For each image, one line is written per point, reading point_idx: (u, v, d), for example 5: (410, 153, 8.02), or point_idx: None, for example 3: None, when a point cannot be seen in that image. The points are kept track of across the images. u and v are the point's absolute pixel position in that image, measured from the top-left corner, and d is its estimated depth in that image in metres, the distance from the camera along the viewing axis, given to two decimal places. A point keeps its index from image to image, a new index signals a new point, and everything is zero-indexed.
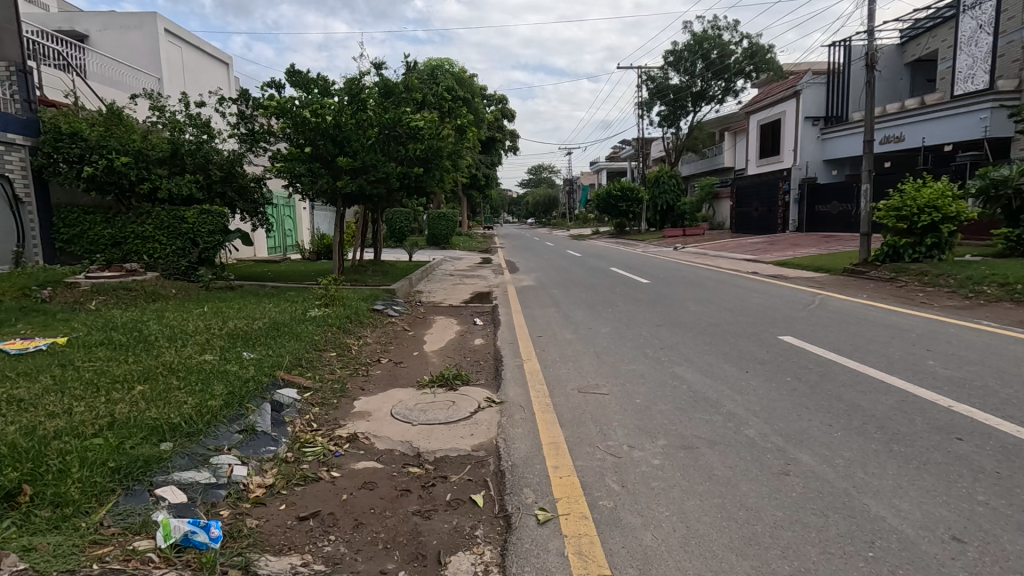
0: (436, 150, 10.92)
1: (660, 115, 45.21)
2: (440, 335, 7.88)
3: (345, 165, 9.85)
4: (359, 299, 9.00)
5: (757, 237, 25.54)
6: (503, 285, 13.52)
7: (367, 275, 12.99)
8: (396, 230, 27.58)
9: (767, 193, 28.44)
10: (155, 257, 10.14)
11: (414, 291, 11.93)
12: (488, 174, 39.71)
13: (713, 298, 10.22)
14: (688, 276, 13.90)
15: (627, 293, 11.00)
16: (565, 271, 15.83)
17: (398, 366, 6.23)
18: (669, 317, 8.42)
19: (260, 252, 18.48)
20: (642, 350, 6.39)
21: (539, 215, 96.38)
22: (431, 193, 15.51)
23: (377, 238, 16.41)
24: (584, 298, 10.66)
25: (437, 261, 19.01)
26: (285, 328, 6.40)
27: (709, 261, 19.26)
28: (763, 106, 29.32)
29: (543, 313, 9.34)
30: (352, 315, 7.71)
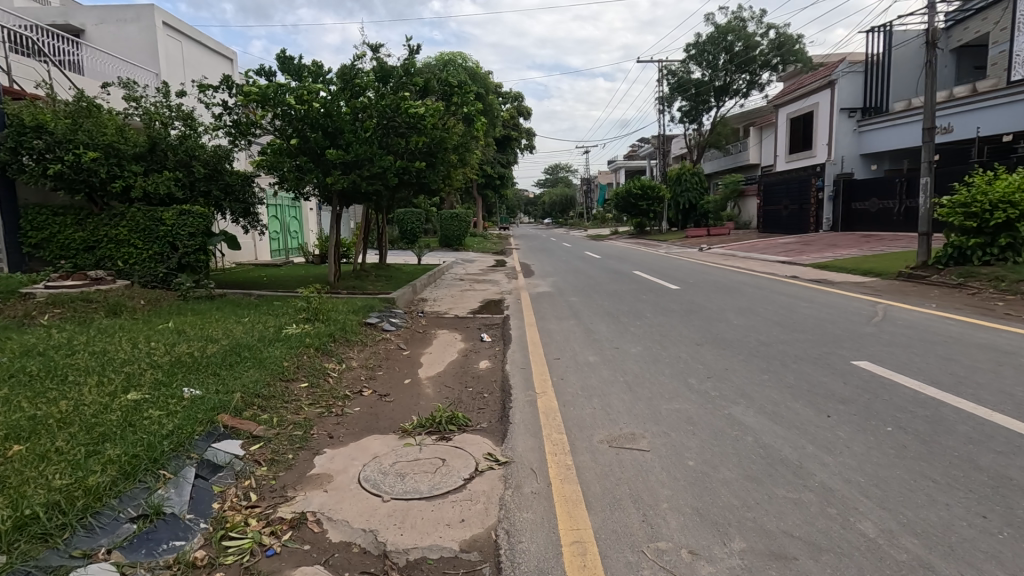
0: (440, 142, 9.75)
1: (681, 111, 43.62)
2: (440, 355, 6.72)
3: (334, 158, 8.70)
4: (350, 311, 7.86)
5: (789, 237, 23.99)
6: (517, 292, 12.31)
7: (367, 283, 11.87)
8: (408, 231, 26.62)
9: (798, 190, 26.81)
10: (130, 263, 9.19)
11: (418, 299, 10.74)
12: (503, 172, 38.54)
13: (757, 307, 8.90)
14: (721, 281, 12.57)
15: (655, 302, 9.71)
16: (585, 275, 14.57)
17: (382, 401, 5.07)
18: (708, 333, 7.16)
19: (263, 256, 17.81)
20: (683, 381, 5.15)
21: (555, 215, 94.89)
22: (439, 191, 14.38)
23: (383, 240, 15.35)
24: (606, 308, 9.42)
25: (447, 264, 17.88)
26: (248, 351, 5.32)
27: (740, 263, 17.82)
28: (794, 98, 27.71)
29: (560, 326, 8.12)
30: (336, 332, 6.57)
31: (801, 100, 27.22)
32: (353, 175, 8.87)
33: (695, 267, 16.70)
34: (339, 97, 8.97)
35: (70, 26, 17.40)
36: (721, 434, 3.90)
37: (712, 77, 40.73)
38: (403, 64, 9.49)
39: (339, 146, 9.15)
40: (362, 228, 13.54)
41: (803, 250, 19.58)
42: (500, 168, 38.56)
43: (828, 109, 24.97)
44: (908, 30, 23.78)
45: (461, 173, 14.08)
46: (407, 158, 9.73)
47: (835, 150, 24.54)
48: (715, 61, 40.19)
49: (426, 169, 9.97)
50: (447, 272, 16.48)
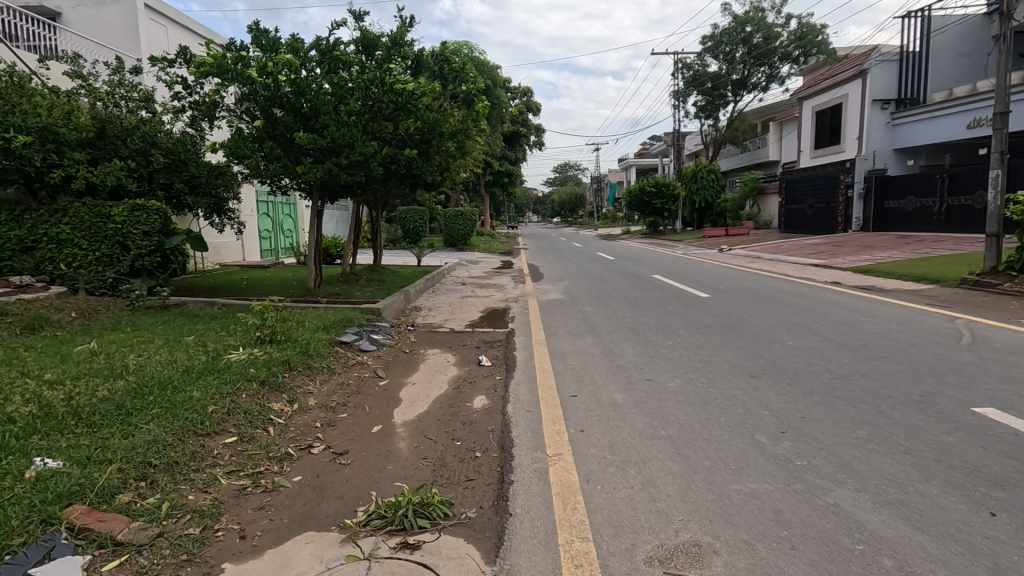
0: (435, 125, 8.34)
1: (696, 106, 42.04)
2: (426, 387, 5.31)
3: (303, 141, 7.26)
4: (320, 329, 6.45)
5: (815, 238, 22.43)
6: (524, 299, 10.92)
7: (356, 290, 10.48)
8: (410, 231, 25.39)
9: (825, 188, 25.21)
10: (74, 266, 7.88)
11: (411, 310, 9.31)
12: (510, 169, 37.14)
13: (810, 323, 7.46)
14: (755, 288, 11.12)
15: (685, 315, 8.28)
16: (600, 279, 13.18)
17: (335, 463, 3.70)
18: (761, 359, 5.74)
19: (250, 256, 16.57)
20: (750, 440, 3.74)
21: (565, 214, 93.35)
22: (438, 186, 13.02)
23: (378, 240, 14.00)
24: (627, 322, 8.00)
25: (449, 266, 16.51)
26: (161, 391, 4.00)
27: (768, 267, 16.30)
28: (821, 90, 26.08)
29: (575, 346, 6.71)
30: (294, 359, 5.21)
31: (828, 92, 25.60)
32: (329, 164, 7.42)
33: (720, 270, 15.21)
34: (315, 71, 7.62)
35: (48, 9, 16.27)
36: (838, 551, 2.50)
37: (729, 70, 39.13)
38: (391, 34, 8.13)
39: (313, 129, 7.77)
40: (350, 242, 12.26)
41: (836, 252, 18.00)
42: (508, 166, 37.20)
43: (858, 100, 23.33)
44: (948, 15, 22.13)
45: (461, 167, 12.67)
46: (394, 144, 8.34)
47: (867, 144, 22.91)
48: (733, 53, 38.58)
49: (419, 158, 8.56)
50: (447, 274, 15.13)
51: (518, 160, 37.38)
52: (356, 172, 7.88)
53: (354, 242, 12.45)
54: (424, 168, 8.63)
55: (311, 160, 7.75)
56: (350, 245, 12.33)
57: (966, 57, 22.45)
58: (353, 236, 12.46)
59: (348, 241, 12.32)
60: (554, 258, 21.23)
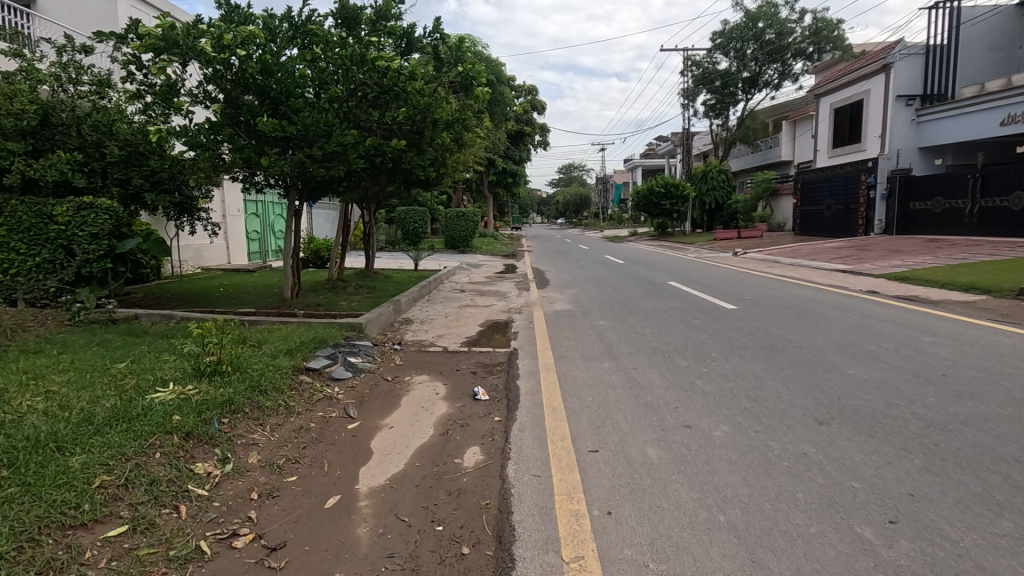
0: (426, 113, 7.24)
1: (705, 105, 40.87)
2: (406, 434, 4.21)
3: (266, 128, 6.12)
4: (283, 354, 5.35)
5: (836, 241, 21.28)
6: (529, 310, 9.82)
7: (342, 300, 9.36)
8: (409, 232, 24.53)
9: (844, 188, 24.05)
10: (10, 273, 6.82)
11: (400, 324, 8.18)
12: (515, 169, 36.10)
13: (867, 344, 6.33)
14: (786, 298, 10.01)
15: (715, 333, 7.17)
16: (612, 287, 12.08)
17: (261, 568, 2.61)
18: (823, 395, 4.64)
19: (237, 260, 15.59)
20: (850, 536, 2.64)
21: (569, 215, 92.09)
22: (436, 184, 11.94)
23: (371, 242, 12.94)
24: (648, 340, 6.88)
25: (449, 270, 15.41)
26: (31, 458, 2.94)
27: (791, 273, 15.14)
28: (840, 86, 24.89)
29: (590, 373, 5.61)
30: (237, 400, 4.10)
31: (848, 88, 24.44)
32: (299, 156, 6.30)
33: (741, 276, 14.07)
34: (284, 47, 6.51)
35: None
36: None
37: (740, 68, 37.99)
38: (375, 5, 7.04)
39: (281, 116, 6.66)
40: (337, 248, 11.11)
41: (863, 257, 16.83)
42: (512, 165, 36.12)
43: (881, 96, 22.14)
44: (978, 6, 20.96)
45: (459, 162, 11.56)
46: (379, 134, 7.25)
47: (891, 143, 21.74)
48: (743, 50, 37.44)
49: (408, 151, 7.47)
50: (446, 280, 14.03)
51: (522, 160, 36.29)
52: (333, 165, 6.75)
53: (342, 246, 11.30)
54: (414, 163, 7.50)
55: (278, 151, 6.61)
56: (337, 250, 11.17)
57: (995, 51, 21.31)
58: (340, 239, 11.32)
59: (335, 246, 11.19)
60: (561, 262, 20.17)
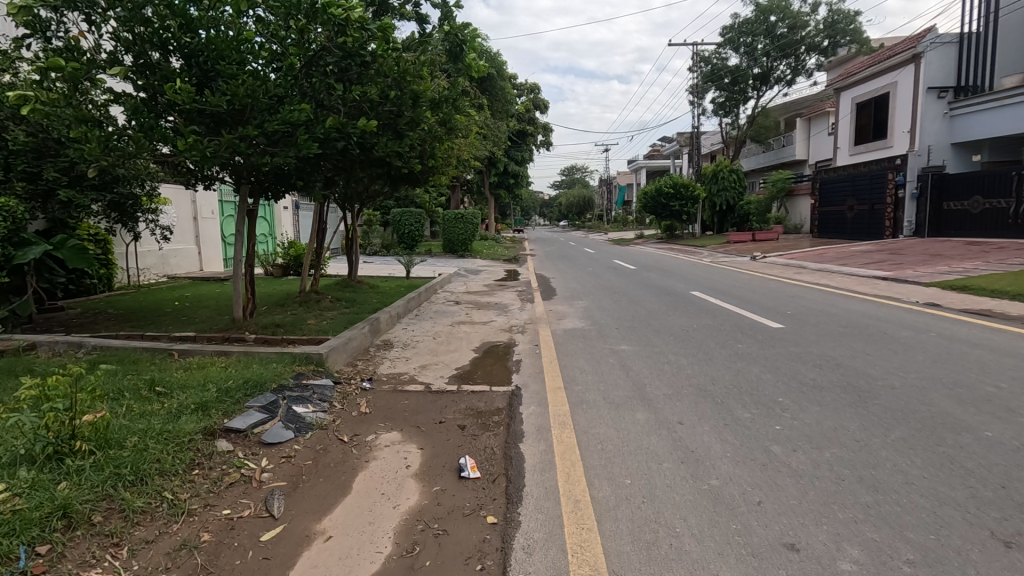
0: (403, 84, 5.70)
1: (714, 102, 39.39)
2: (347, 557, 2.68)
3: (178, 97, 4.55)
4: (193, 411, 3.84)
5: (863, 245, 19.74)
6: (535, 329, 8.28)
7: (309, 319, 7.83)
8: (405, 235, 23.29)
9: (870, 188, 22.51)
10: None
11: (377, 352, 6.65)
12: (517, 170, 34.71)
13: (983, 386, 4.78)
14: (838, 314, 8.45)
15: (773, 366, 5.63)
16: (629, 298, 10.57)
17: None
18: (977, 482, 3.11)
19: (209, 266, 14.19)
20: None
21: (573, 217, 90.60)
22: (426, 181, 10.45)
23: (353, 248, 11.45)
24: (688, 377, 5.35)
25: (444, 277, 13.89)
26: None
27: (824, 280, 13.61)
28: (863, 79, 23.37)
29: (620, 432, 4.09)
30: (69, 511, 2.59)
31: (871, 81, 22.93)
32: (226, 135, 4.70)
33: (771, 285, 12.55)
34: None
35: None
36: None
37: (751, 63, 36.53)
38: None
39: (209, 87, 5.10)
40: (311, 255, 9.52)
41: (901, 262, 15.29)
42: (514, 165, 34.62)
43: (910, 89, 20.61)
44: None
45: (451, 153, 10.04)
46: (344, 114, 5.73)
47: (921, 138, 20.20)
48: (754, 45, 35.99)
49: (382, 135, 5.91)
50: (439, 290, 12.50)
51: (524, 160, 34.80)
52: (277, 150, 5.15)
53: (319, 252, 9.73)
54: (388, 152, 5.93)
55: (201, 129, 4.97)
56: (311, 257, 9.59)
57: None
58: (317, 243, 9.75)
59: (309, 252, 9.60)
60: (566, 267, 18.63)
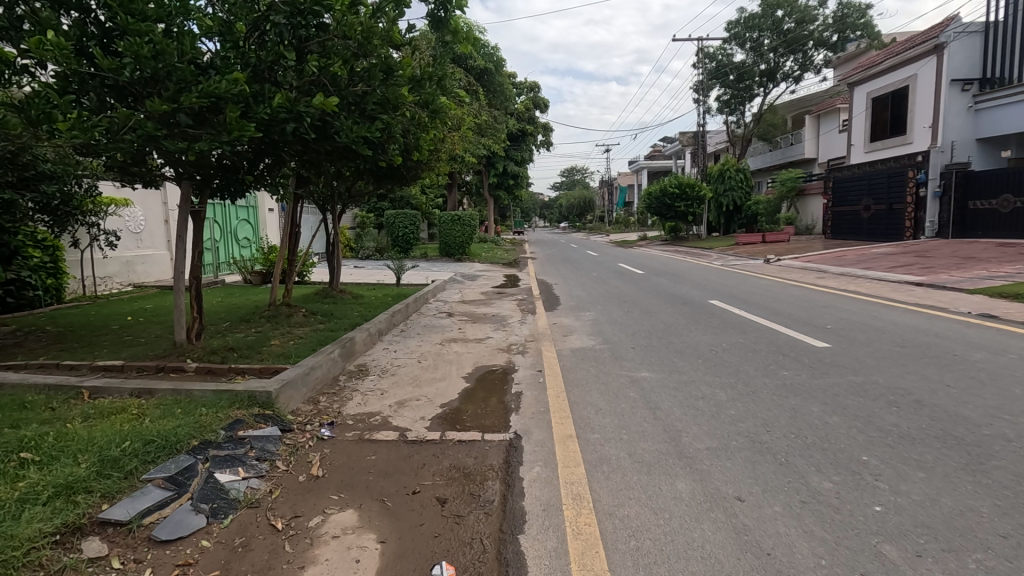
0: (371, 50, 4.60)
1: (719, 100, 38.29)
2: None
3: (53, 57, 3.40)
4: (43, 503, 2.69)
5: (884, 247, 18.63)
6: (537, 347, 7.14)
7: (274, 341, 6.67)
8: (400, 238, 22.27)
9: (888, 186, 21.40)
10: None
11: (346, 383, 5.49)
12: (517, 170, 33.52)
13: None
14: (887, 329, 7.31)
15: (835, 404, 4.50)
16: (642, 310, 9.44)
17: None
18: None
19: None
20: None
21: (573, 218, 89.41)
22: (413, 179, 9.33)
23: (334, 254, 10.29)
24: (733, 422, 4.22)
25: (437, 285, 12.76)
26: None
27: (851, 286, 12.49)
28: (880, 72, 22.28)
29: (660, 517, 2.95)
30: None
31: (888, 74, 21.85)
32: (121, 109, 3.52)
33: (796, 292, 11.41)
34: None
35: None
36: None
37: (757, 59, 35.46)
38: None
39: (111, 53, 3.97)
40: (283, 264, 8.31)
41: (930, 265, 14.17)
42: (514, 165, 33.42)
43: (932, 82, 19.51)
44: None
45: (440, 147, 8.89)
46: (299, 91, 4.53)
47: (944, 133, 19.13)
48: (760, 41, 34.90)
49: (348, 114, 4.78)
50: (431, 299, 11.36)
51: (524, 160, 33.63)
52: (201, 133, 3.91)
53: (292, 261, 8.53)
54: (356, 142, 4.74)
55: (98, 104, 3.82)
56: (283, 265, 8.39)
57: None
58: (290, 250, 8.55)
59: (281, 260, 8.38)
60: (569, 272, 17.50)
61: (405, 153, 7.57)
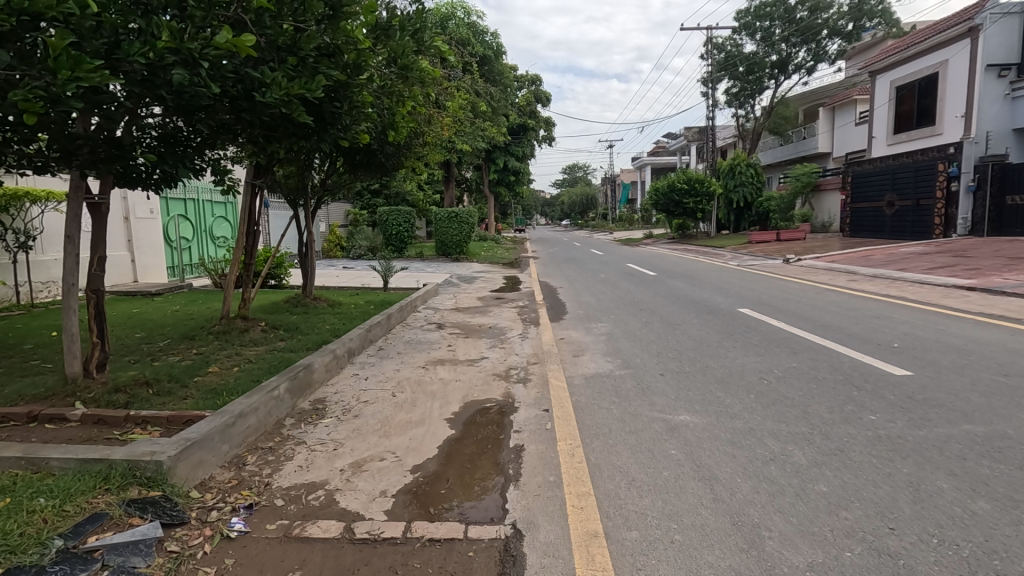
0: None
1: (727, 93, 36.88)
2: None
3: None
4: None
5: (915, 245, 17.27)
6: (543, 372, 5.81)
7: (213, 369, 5.30)
8: (393, 236, 20.98)
9: (915, 181, 20.07)
10: None
11: (291, 432, 4.14)
12: (519, 166, 32.15)
13: None
14: (971, 350, 5.96)
15: (971, 478, 3.15)
16: (664, 322, 8.09)
17: None
18: None
19: (148, 278, 11.81)
20: None
21: (576, 216, 88.00)
22: (397, 168, 8.00)
23: (307, 257, 8.95)
24: (832, 510, 2.88)
25: (429, 289, 11.43)
26: None
27: (893, 291, 11.14)
28: (905, 59, 20.88)
29: None
30: None
31: (914, 61, 20.46)
32: None
33: (834, 299, 10.06)
34: None
35: None
36: None
37: (768, 50, 34.08)
38: None
39: None
40: (238, 268, 6.97)
41: (974, 266, 12.80)
42: (515, 162, 32.06)
43: (966, 67, 18.07)
44: None
45: (425, 131, 7.53)
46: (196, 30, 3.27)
47: (979, 123, 17.79)
48: (771, 30, 33.51)
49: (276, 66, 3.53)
50: (420, 306, 10.03)
51: (525, 156, 32.28)
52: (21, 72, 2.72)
53: (249, 264, 7.18)
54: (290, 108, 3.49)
55: None
56: (239, 269, 7.04)
57: None
58: (248, 250, 7.20)
59: (237, 262, 7.03)
60: (574, 273, 16.18)
61: (379, 134, 6.24)
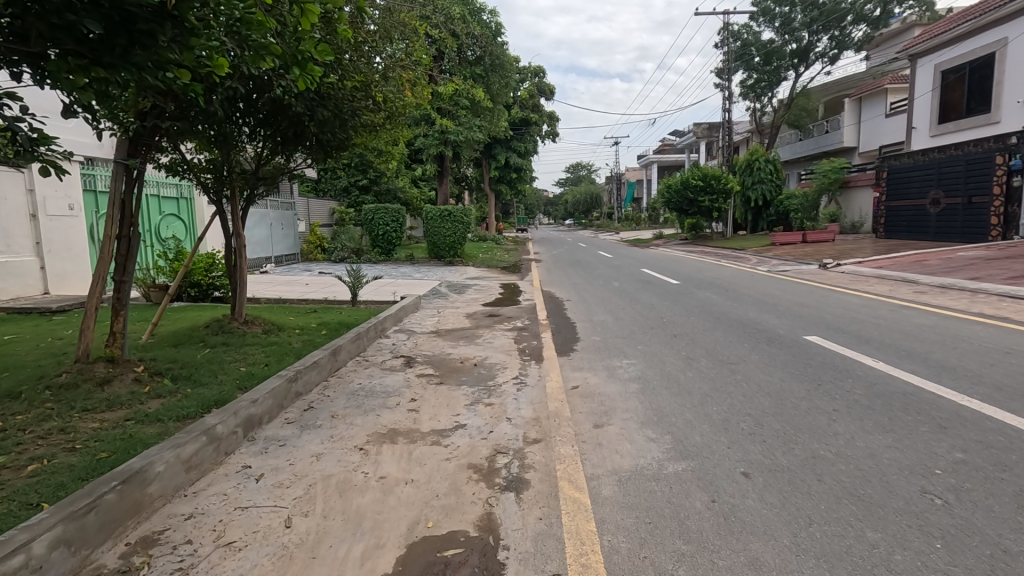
0: None
1: (742, 86, 34.66)
2: None
3: None
4: None
5: (975, 249, 15.03)
6: (549, 463, 3.60)
7: None
8: (379, 237, 18.70)
9: (966, 176, 17.85)
10: None
11: None
12: (521, 163, 29.94)
13: None
14: None
15: None
16: (717, 360, 5.86)
17: None
18: None
19: (59, 290, 9.63)
20: None
21: (581, 216, 85.63)
22: (347, 144, 5.95)
23: (237, 268, 6.72)
24: None
25: (407, 305, 9.23)
26: None
27: (987, 308, 8.89)
28: (951, 39, 18.64)
29: None
30: None
31: (962, 42, 18.22)
32: None
33: (925, 320, 7.81)
34: None
35: None
36: None
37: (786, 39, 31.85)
38: None
39: None
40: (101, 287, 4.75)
41: None
42: (516, 158, 29.87)
43: None
44: None
45: (377, 89, 5.52)
46: None
47: None
48: (791, 16, 31.14)
49: None
50: (390, 329, 7.83)
51: (528, 152, 30.08)
52: None
53: (122, 281, 4.93)
54: None
55: None
56: (105, 289, 4.79)
57: None
58: (122, 263, 4.95)
59: (102, 279, 4.80)
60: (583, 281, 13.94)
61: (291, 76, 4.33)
